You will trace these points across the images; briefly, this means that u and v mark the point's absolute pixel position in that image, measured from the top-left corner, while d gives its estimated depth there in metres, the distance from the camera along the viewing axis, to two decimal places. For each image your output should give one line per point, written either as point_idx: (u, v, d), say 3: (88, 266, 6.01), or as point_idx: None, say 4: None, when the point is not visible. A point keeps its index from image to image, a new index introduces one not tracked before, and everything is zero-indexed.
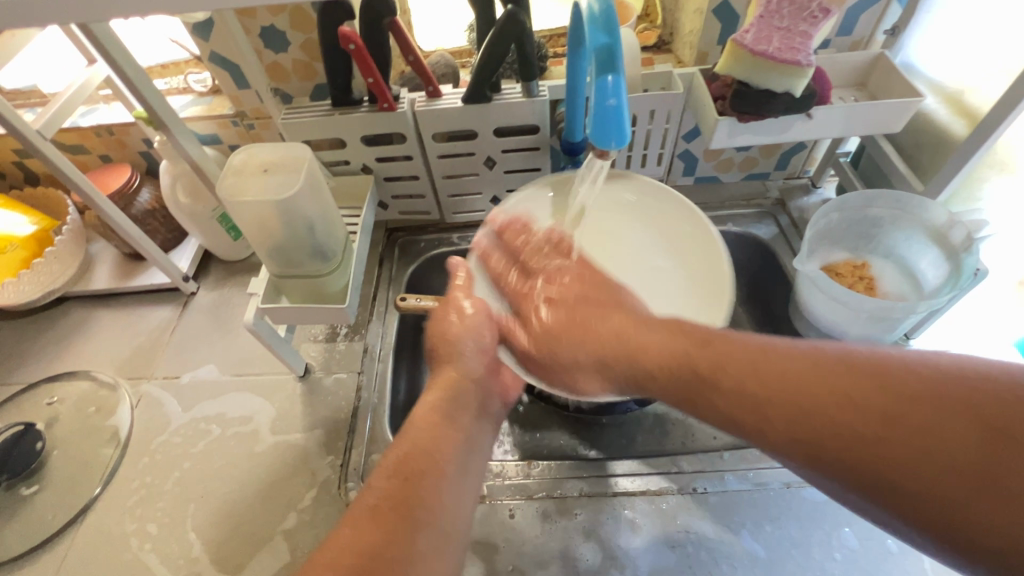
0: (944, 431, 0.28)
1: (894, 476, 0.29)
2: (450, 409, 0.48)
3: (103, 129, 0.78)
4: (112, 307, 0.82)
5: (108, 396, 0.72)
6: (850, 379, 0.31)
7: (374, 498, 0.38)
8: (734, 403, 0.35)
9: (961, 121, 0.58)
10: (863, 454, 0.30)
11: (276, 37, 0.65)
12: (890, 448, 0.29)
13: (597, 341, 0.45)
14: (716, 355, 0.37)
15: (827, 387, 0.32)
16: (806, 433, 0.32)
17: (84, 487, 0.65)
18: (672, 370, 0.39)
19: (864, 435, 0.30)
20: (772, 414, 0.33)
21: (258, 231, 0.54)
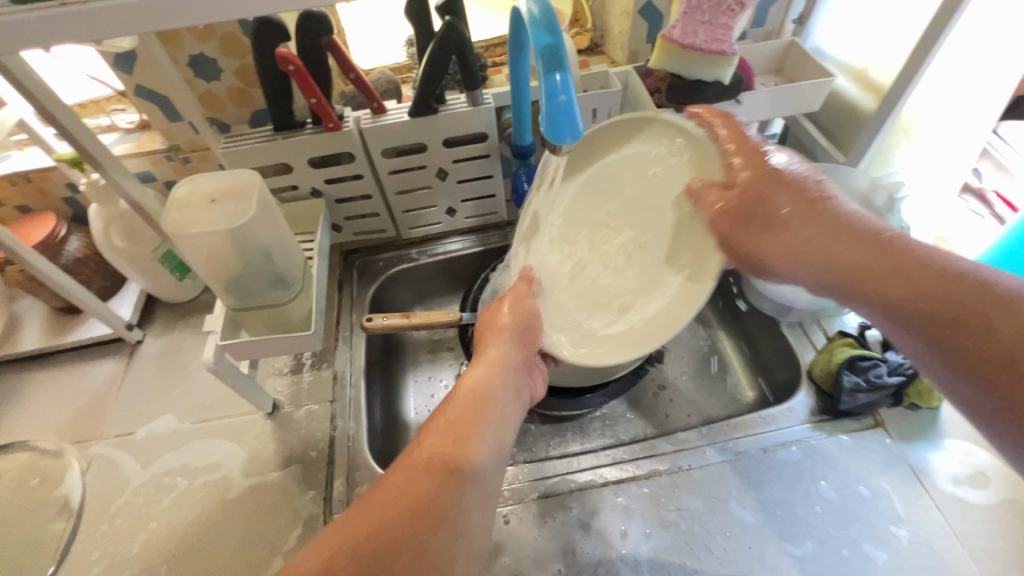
0: (942, 287, 0.38)
1: (920, 306, 0.39)
2: (479, 410, 0.44)
3: (19, 176, 0.72)
4: (46, 368, 0.75)
5: (53, 464, 0.66)
6: (916, 272, 0.40)
7: (424, 474, 0.38)
8: (836, 261, 0.45)
9: (870, 95, 0.64)
10: (945, 298, 0.38)
11: (208, 65, 0.63)
12: (954, 291, 0.37)
13: (792, 232, 0.49)
14: (836, 229, 0.46)
15: (904, 260, 0.41)
16: (919, 292, 0.39)
17: (35, 569, 0.59)
18: (880, 262, 0.42)
19: (924, 286, 0.39)
20: (875, 278, 0.42)
21: (210, 263, 0.51)
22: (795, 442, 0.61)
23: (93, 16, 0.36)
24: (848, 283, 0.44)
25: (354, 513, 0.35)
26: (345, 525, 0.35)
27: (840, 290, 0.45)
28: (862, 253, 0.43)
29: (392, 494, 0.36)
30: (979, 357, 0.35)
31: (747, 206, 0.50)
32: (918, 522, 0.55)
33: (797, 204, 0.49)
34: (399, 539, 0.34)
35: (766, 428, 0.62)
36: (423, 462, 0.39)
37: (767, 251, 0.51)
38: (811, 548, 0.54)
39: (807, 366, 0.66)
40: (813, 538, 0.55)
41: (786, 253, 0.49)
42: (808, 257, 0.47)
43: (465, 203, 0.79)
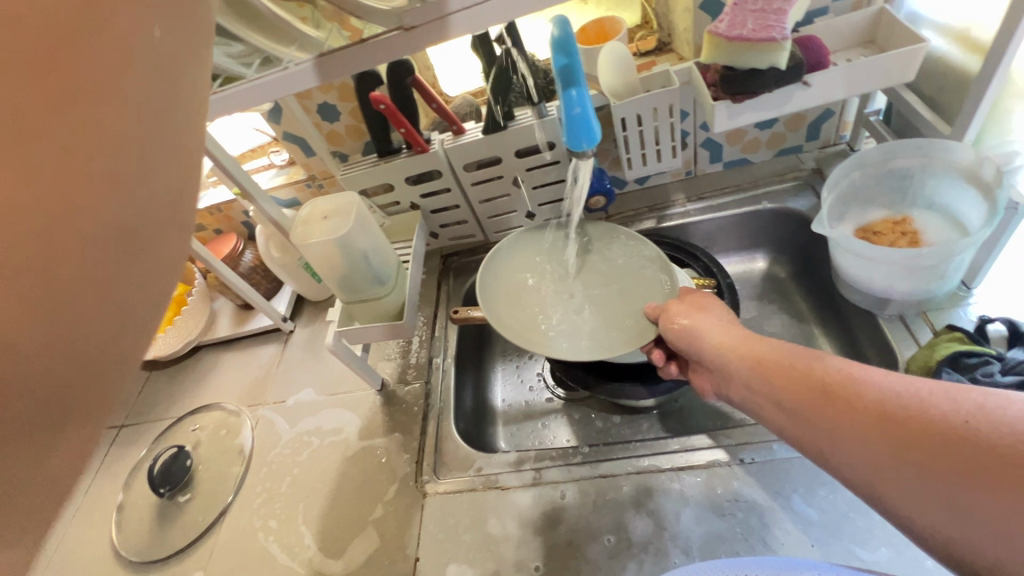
0: (871, 417, 0.36)
1: (848, 462, 0.36)
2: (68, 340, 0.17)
3: (215, 207, 0.98)
4: (232, 350, 1.00)
5: (234, 421, 0.88)
6: (811, 387, 0.41)
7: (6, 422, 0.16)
8: (807, 433, 0.40)
9: (972, 56, 0.57)
10: (839, 404, 0.38)
11: (330, 110, 0.80)
12: (869, 452, 0.35)
13: (791, 389, 0.42)
14: (808, 384, 0.41)
15: (833, 406, 0.38)
16: (813, 398, 0.40)
17: (222, 494, 0.80)
18: (804, 385, 0.41)
19: (823, 418, 0.39)
20: (790, 421, 0.42)
21: (325, 265, 0.66)
22: None
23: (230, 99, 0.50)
24: (802, 417, 0.41)
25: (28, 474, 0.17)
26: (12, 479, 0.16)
27: (796, 425, 0.41)
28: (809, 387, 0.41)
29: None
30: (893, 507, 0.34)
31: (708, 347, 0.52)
32: None
33: (804, 358, 0.43)
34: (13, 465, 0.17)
35: None
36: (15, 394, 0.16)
37: (738, 372, 0.48)
38: (886, 554, 0.50)
39: (905, 363, 0.61)
40: (889, 545, 0.51)
41: (717, 354, 0.51)
42: (778, 396, 0.43)
43: (544, 206, 0.86)
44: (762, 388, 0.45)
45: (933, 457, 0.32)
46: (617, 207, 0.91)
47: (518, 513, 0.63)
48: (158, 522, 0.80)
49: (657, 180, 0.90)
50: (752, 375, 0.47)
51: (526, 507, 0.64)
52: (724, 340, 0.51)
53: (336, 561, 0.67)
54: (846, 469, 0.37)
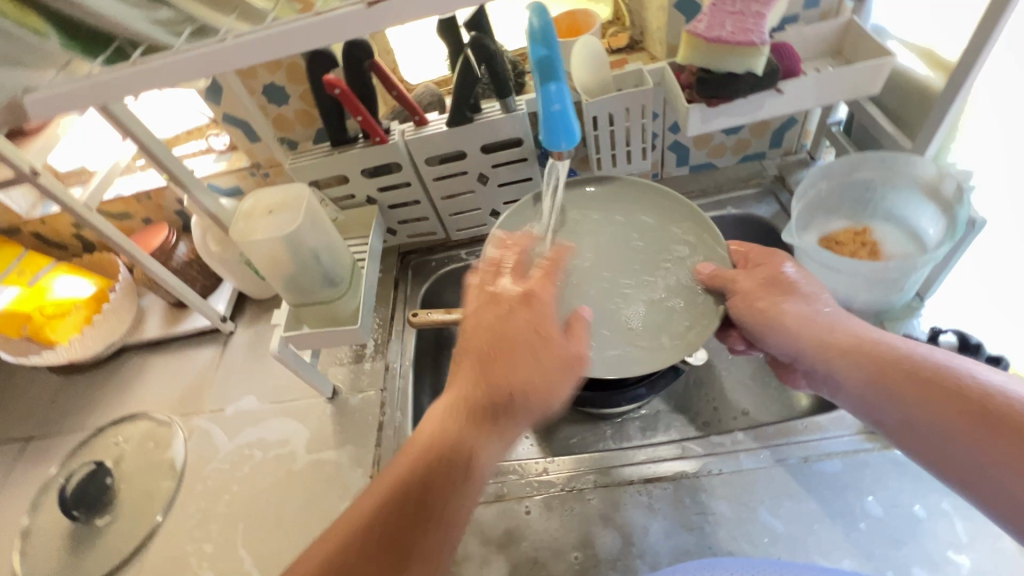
0: (954, 404, 0.40)
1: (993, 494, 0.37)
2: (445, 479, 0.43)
3: (142, 194, 0.88)
4: (162, 352, 0.91)
5: (164, 432, 0.80)
6: (890, 373, 0.44)
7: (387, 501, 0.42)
8: (944, 453, 0.40)
9: (936, 73, 0.57)
10: (999, 430, 0.37)
11: (278, 93, 0.73)
12: (947, 436, 0.40)
13: (926, 403, 0.41)
14: (951, 399, 0.40)
15: (980, 432, 0.38)
16: (959, 414, 0.39)
17: (148, 515, 0.72)
18: (947, 398, 0.40)
19: (901, 398, 0.43)
20: (860, 398, 0.46)
21: (270, 265, 0.60)
22: (839, 455, 0.57)
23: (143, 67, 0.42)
24: (942, 437, 0.40)
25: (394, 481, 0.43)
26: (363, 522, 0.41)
27: (926, 445, 0.41)
28: (953, 406, 0.40)
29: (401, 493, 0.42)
30: None
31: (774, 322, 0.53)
32: (983, 551, 0.49)
33: (939, 368, 0.42)
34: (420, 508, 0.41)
35: (809, 437, 0.58)
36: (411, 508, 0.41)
37: (805, 347, 0.51)
38: (849, 566, 0.51)
39: None
40: (851, 556, 0.51)
41: (820, 352, 0.49)
42: (908, 408, 0.42)
43: (509, 205, 0.83)
44: (883, 392, 0.44)
45: None
46: None
47: (481, 530, 0.60)
48: (70, 550, 0.71)
49: None
50: (867, 375, 0.45)
51: (488, 524, 0.60)
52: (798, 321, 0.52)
53: None
54: (993, 499, 0.37)
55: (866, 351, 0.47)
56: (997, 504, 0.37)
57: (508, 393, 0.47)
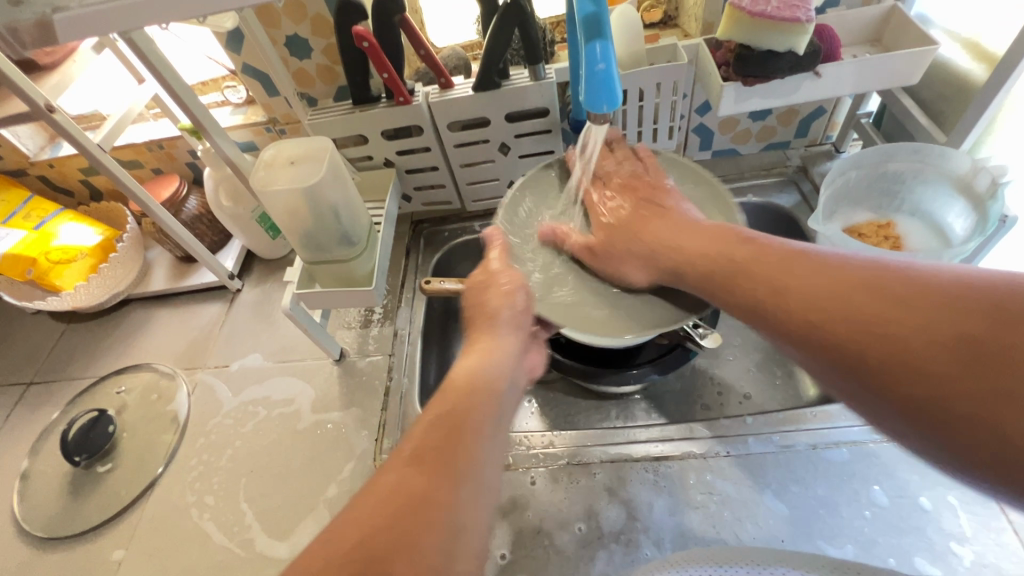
0: (947, 325, 0.32)
1: (887, 380, 0.34)
2: (443, 456, 0.38)
3: (154, 144, 0.86)
4: (167, 306, 0.90)
5: (167, 385, 0.79)
6: (882, 295, 0.35)
7: (383, 505, 0.35)
8: (841, 342, 0.36)
9: (980, 65, 0.56)
10: (912, 319, 0.33)
11: (300, 45, 0.71)
12: (901, 347, 0.33)
13: (841, 289, 0.38)
14: (867, 290, 0.36)
15: (886, 315, 0.34)
16: (877, 300, 0.35)
17: (150, 465, 0.72)
18: (864, 289, 0.36)
19: (882, 326, 0.34)
20: (833, 332, 0.37)
21: (288, 219, 0.59)
22: (848, 444, 0.57)
23: None
24: (850, 326, 0.36)
25: (359, 502, 0.36)
26: (352, 517, 0.35)
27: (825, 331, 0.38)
28: (868, 296, 0.36)
29: (391, 493, 0.36)
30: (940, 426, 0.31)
31: (730, 267, 0.47)
32: (986, 543, 0.50)
33: (861, 265, 0.38)
34: (416, 506, 0.35)
35: (819, 425, 0.58)
36: (392, 492, 0.36)
37: (783, 283, 0.42)
38: (852, 551, 0.51)
39: None
40: (855, 542, 0.52)
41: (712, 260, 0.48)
42: (828, 294, 0.38)
43: None
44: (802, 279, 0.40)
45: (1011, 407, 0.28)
46: None
47: None
48: (70, 494, 0.71)
49: None
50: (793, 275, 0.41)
51: (492, 491, 0.60)
52: (782, 255, 0.44)
53: (281, 544, 0.62)
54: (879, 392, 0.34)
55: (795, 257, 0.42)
56: (890, 386, 0.33)
57: (499, 378, 0.47)
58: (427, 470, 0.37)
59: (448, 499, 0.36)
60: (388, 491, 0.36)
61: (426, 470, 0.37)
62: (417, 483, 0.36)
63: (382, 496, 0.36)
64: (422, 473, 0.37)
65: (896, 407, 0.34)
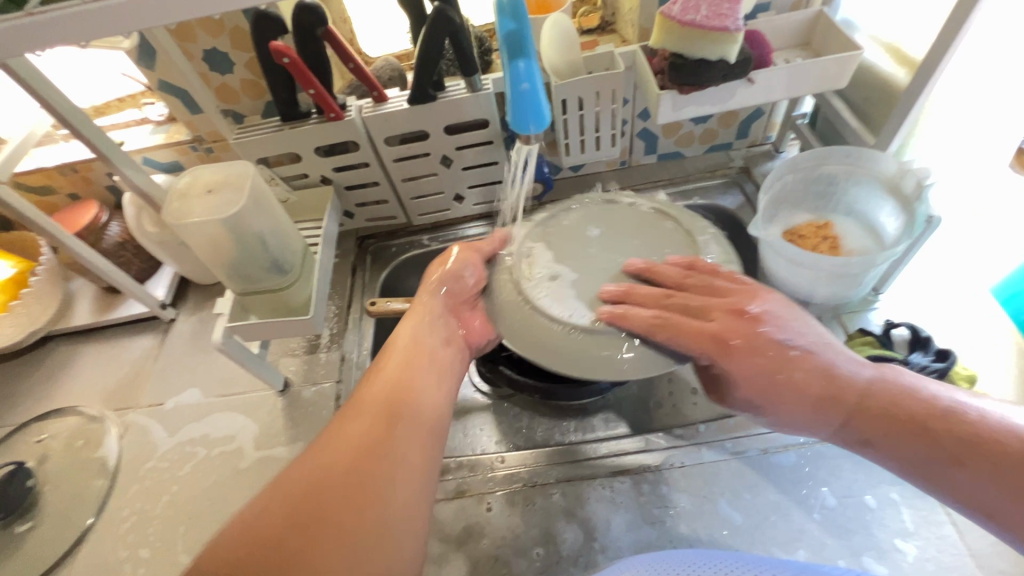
0: (992, 441, 0.40)
1: (969, 478, 0.40)
2: (384, 413, 0.45)
3: (67, 167, 0.79)
4: (93, 341, 0.83)
5: (95, 428, 0.74)
6: (900, 405, 0.44)
7: (315, 463, 0.41)
8: (932, 447, 0.42)
9: (902, 69, 0.58)
10: (972, 437, 0.41)
11: (219, 59, 0.66)
12: (989, 494, 0.39)
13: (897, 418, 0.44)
14: (917, 408, 0.44)
15: (945, 455, 0.41)
16: (971, 446, 0.41)
17: (77, 519, 0.66)
18: (902, 418, 0.44)
19: (953, 450, 0.41)
20: (897, 433, 0.44)
21: (209, 250, 0.54)
22: (796, 446, 0.58)
23: (38, 29, 0.37)
24: (924, 464, 0.42)
25: (295, 465, 0.42)
26: (287, 475, 0.41)
27: (874, 443, 0.45)
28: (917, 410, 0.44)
29: (326, 447, 0.42)
30: (982, 492, 0.40)
31: (770, 379, 0.48)
32: (928, 538, 0.51)
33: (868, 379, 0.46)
34: (345, 470, 0.41)
35: (769, 429, 0.59)
36: (330, 447, 0.42)
37: (855, 398, 0.46)
38: (803, 556, 0.52)
39: None
40: (806, 546, 0.52)
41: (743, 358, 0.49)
42: (832, 409, 0.47)
43: (474, 189, 0.79)
44: (809, 392, 0.47)
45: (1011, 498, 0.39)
46: (550, 195, 0.86)
47: (439, 528, 0.58)
48: None
49: (592, 168, 0.86)
50: (771, 383, 0.49)
51: (447, 521, 0.58)
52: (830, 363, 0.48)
53: None
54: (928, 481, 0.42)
55: (788, 354, 0.48)
56: (972, 492, 0.40)
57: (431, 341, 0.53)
58: (360, 427, 0.44)
59: (383, 448, 0.43)
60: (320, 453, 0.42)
61: (358, 427, 0.44)
62: (338, 441, 0.43)
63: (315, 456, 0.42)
64: (355, 431, 0.43)
65: (956, 490, 0.41)
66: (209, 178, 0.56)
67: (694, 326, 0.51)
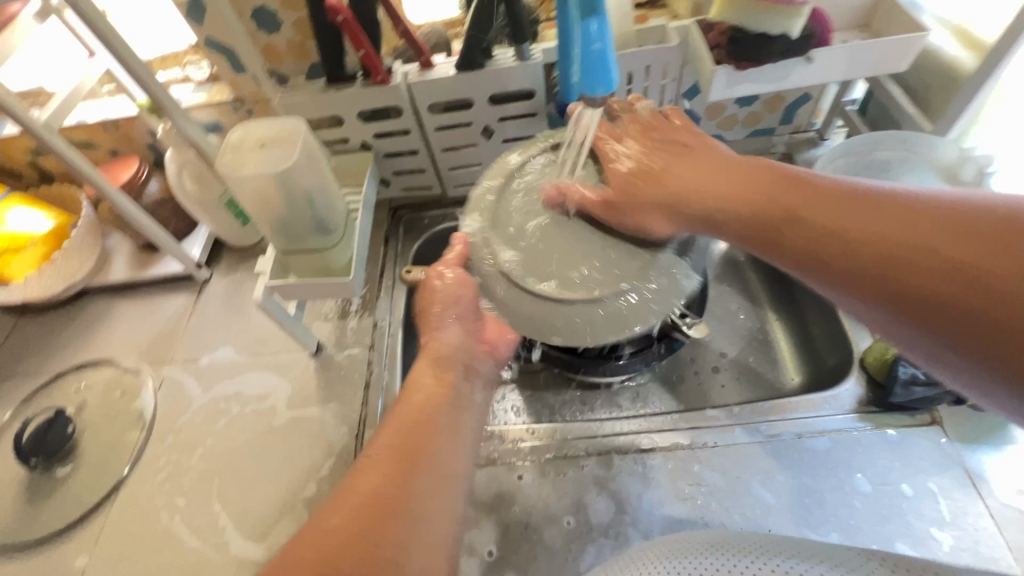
0: (922, 235, 0.36)
1: (893, 275, 0.36)
2: (421, 435, 0.38)
3: (110, 123, 0.80)
4: (129, 297, 0.85)
5: (132, 381, 0.75)
6: (904, 223, 0.37)
7: (354, 499, 0.34)
8: (854, 249, 0.38)
9: (968, 53, 0.56)
10: (908, 259, 0.36)
11: (268, 18, 0.66)
12: (927, 257, 0.35)
13: (795, 247, 0.42)
14: (920, 231, 0.36)
15: (888, 236, 0.37)
16: (877, 258, 0.37)
17: (115, 466, 0.68)
18: (889, 218, 0.37)
19: (890, 244, 0.37)
20: (834, 258, 0.39)
21: (258, 206, 0.55)
22: (831, 432, 0.57)
23: None
24: (815, 262, 0.41)
25: (341, 493, 0.34)
26: (328, 508, 0.33)
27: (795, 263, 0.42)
28: (879, 222, 0.38)
29: (366, 475, 0.35)
30: (945, 309, 0.34)
31: (784, 213, 0.43)
32: (964, 528, 0.51)
33: (894, 207, 0.38)
34: (378, 503, 0.34)
35: (805, 414, 0.58)
36: (376, 473, 0.35)
37: (843, 230, 0.39)
38: (836, 539, 0.52)
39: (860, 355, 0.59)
40: (839, 529, 0.52)
41: (715, 203, 0.46)
42: (854, 228, 0.39)
43: None
44: (739, 207, 0.45)
45: (958, 336, 0.33)
46: None
47: (470, 493, 0.59)
48: (27, 499, 0.67)
49: None
50: (810, 252, 0.41)
51: (478, 487, 0.59)
52: (833, 190, 0.41)
53: (258, 546, 0.60)
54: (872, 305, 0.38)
55: (716, 175, 0.47)
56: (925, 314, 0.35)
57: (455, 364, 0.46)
58: (400, 442, 0.37)
59: (430, 462, 0.37)
60: (355, 488, 0.34)
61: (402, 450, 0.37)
62: (366, 469, 0.35)
63: (357, 484, 0.34)
64: (394, 454, 0.36)
65: (926, 334, 0.35)
66: (260, 135, 0.56)
67: (689, 179, 0.48)
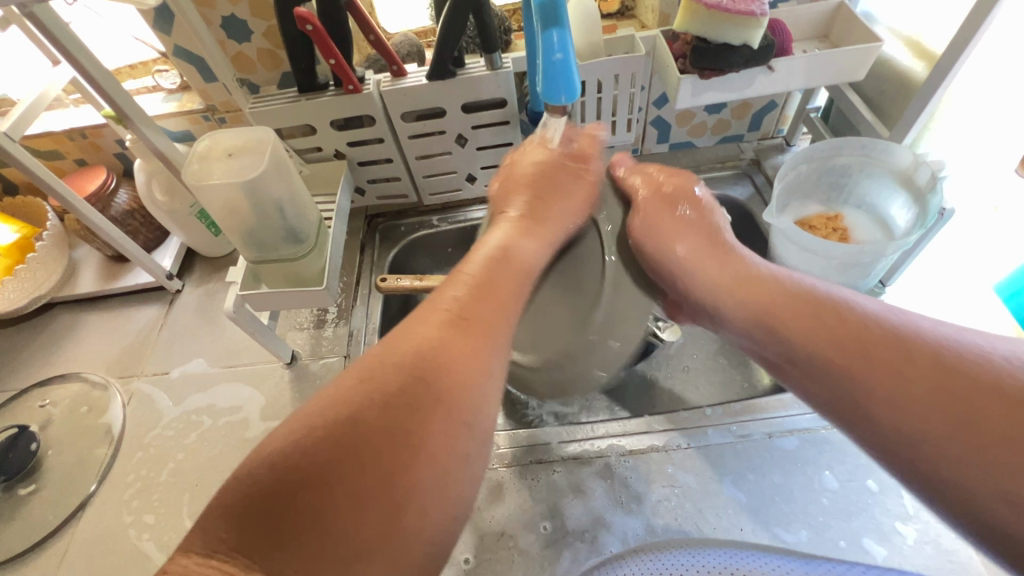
0: (909, 374, 0.34)
1: (869, 399, 0.35)
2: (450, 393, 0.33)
3: (76, 132, 0.79)
4: (97, 310, 0.83)
5: (99, 395, 0.73)
6: (898, 354, 0.35)
7: (330, 429, 0.30)
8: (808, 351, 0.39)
9: (920, 63, 0.58)
10: (911, 392, 0.34)
11: (238, 27, 0.66)
12: (905, 401, 0.34)
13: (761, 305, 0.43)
14: (926, 372, 0.34)
15: (913, 373, 0.34)
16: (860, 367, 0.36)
17: (81, 483, 0.66)
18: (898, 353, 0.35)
19: (873, 379, 0.35)
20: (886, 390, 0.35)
21: (225, 215, 0.55)
22: (799, 431, 0.59)
23: None
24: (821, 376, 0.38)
25: (314, 414, 0.32)
26: (300, 427, 0.31)
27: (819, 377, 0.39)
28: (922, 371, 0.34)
29: (317, 440, 0.30)
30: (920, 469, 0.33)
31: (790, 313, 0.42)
32: (927, 522, 0.52)
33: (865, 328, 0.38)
34: (342, 461, 0.29)
35: (775, 414, 0.60)
36: (348, 417, 0.31)
37: (834, 339, 0.38)
38: (806, 536, 0.53)
39: None
40: (808, 527, 0.53)
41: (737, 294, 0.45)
42: (861, 345, 0.36)
43: (485, 171, 0.79)
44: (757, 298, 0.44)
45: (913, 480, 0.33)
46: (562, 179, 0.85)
47: None
48: None
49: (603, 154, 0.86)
50: (796, 349, 0.40)
51: None
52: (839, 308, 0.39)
53: None
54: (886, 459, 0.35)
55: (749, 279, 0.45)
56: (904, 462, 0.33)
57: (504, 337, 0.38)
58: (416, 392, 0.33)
59: (429, 435, 0.31)
60: (317, 436, 0.30)
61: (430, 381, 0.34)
62: (331, 422, 0.31)
63: (328, 426, 0.31)
64: (392, 399, 0.32)
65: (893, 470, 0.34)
66: (227, 143, 0.55)
67: (773, 289, 0.44)
